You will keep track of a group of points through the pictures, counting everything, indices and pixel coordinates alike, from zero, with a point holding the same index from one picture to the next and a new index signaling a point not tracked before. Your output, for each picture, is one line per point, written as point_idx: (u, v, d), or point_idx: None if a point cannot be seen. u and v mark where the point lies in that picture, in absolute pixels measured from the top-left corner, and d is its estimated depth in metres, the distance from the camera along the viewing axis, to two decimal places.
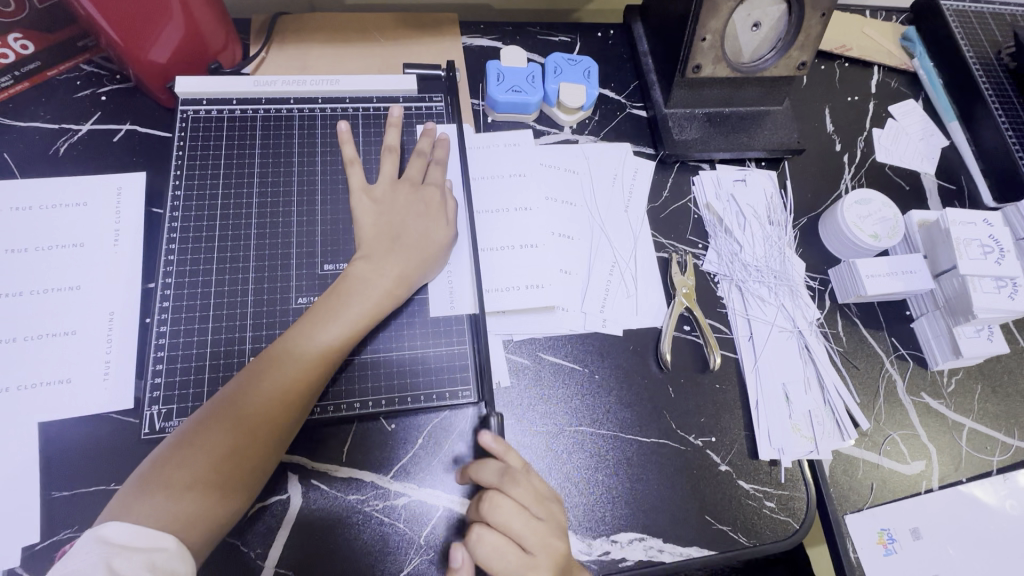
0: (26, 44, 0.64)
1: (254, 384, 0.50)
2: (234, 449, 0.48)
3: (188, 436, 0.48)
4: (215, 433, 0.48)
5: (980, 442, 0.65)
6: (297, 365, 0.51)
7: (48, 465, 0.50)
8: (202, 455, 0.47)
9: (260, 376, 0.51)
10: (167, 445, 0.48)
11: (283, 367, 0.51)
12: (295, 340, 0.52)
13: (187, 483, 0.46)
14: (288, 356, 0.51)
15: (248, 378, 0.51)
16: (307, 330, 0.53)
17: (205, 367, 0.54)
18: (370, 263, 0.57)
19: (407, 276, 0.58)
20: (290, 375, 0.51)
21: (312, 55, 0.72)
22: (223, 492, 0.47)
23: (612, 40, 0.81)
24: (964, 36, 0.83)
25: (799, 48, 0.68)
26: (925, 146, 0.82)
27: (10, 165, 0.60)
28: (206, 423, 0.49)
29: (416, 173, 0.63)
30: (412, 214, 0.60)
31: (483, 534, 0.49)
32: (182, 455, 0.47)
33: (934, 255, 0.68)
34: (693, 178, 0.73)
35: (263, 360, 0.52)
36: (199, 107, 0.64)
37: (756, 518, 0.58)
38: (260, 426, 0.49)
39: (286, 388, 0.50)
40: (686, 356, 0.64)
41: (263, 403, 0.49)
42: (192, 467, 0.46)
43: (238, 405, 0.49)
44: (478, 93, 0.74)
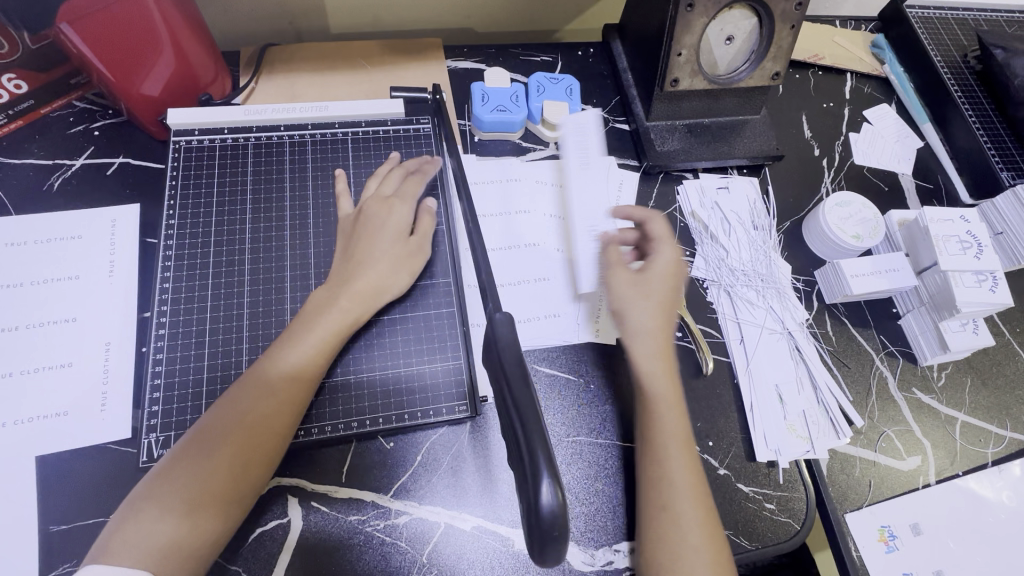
0: (20, 83, 0.64)
1: (225, 411, 0.50)
2: (207, 478, 0.47)
3: (172, 467, 0.48)
4: (188, 464, 0.48)
5: (974, 434, 0.66)
6: (266, 387, 0.51)
7: (45, 499, 0.50)
8: (174, 488, 0.47)
9: (240, 402, 0.50)
10: (145, 482, 0.48)
11: (252, 392, 0.51)
12: (264, 363, 0.53)
13: (164, 513, 0.46)
14: (257, 381, 0.52)
15: (231, 404, 0.51)
16: (275, 353, 0.53)
17: (203, 392, 0.54)
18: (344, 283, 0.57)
19: (375, 293, 0.58)
20: (271, 399, 0.51)
21: (301, 83, 0.73)
22: (200, 520, 0.46)
23: (592, 58, 0.83)
24: (930, 42, 0.86)
25: (772, 59, 0.70)
26: (900, 147, 0.84)
27: (5, 203, 0.61)
28: (179, 456, 0.48)
29: (387, 188, 0.64)
30: (379, 232, 0.61)
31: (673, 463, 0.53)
32: (167, 486, 0.47)
33: (916, 252, 0.70)
34: (678, 188, 0.75)
35: (233, 388, 0.52)
36: (191, 137, 0.65)
37: (757, 521, 0.59)
38: (229, 452, 0.48)
39: (255, 413, 0.50)
40: (680, 362, 0.65)
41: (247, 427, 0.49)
42: (167, 500, 0.46)
43: (212, 433, 0.49)
44: (464, 114, 0.76)
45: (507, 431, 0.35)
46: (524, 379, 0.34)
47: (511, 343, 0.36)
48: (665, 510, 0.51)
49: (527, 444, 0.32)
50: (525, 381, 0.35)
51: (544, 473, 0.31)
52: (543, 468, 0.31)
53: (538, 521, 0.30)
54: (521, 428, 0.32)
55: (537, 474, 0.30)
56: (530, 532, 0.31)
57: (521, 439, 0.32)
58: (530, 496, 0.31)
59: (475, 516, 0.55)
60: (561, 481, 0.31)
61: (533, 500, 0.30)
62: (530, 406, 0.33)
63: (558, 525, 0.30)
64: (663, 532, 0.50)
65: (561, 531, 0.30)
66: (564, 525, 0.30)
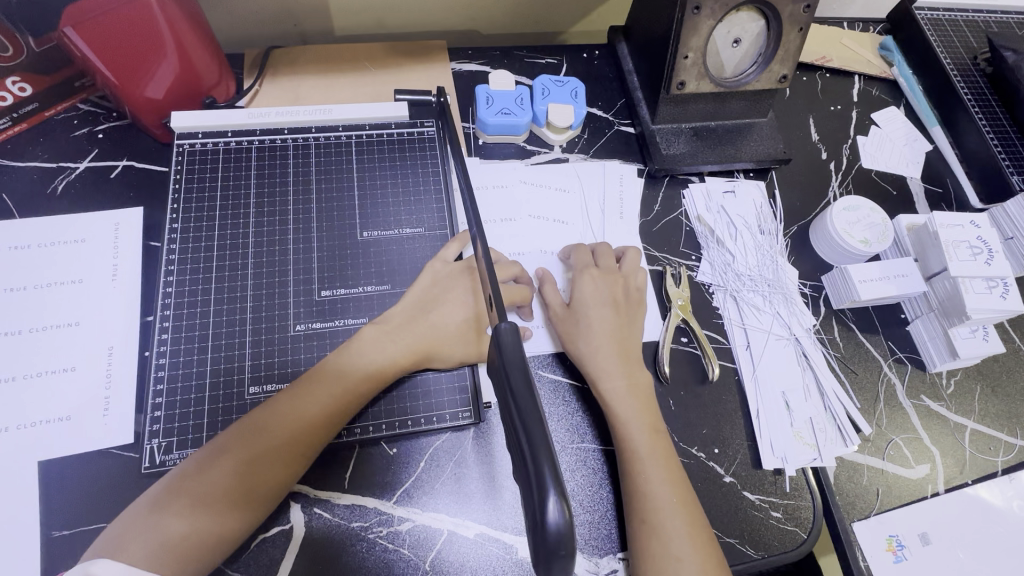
0: (25, 86, 0.64)
1: (274, 411, 0.51)
2: (243, 475, 0.48)
3: (208, 460, 0.49)
4: (227, 459, 0.49)
5: (983, 443, 0.65)
6: (321, 397, 0.52)
7: (48, 505, 0.50)
8: (211, 481, 0.48)
9: (285, 406, 0.51)
10: (182, 469, 0.49)
11: (307, 397, 0.52)
12: (325, 370, 0.54)
13: (196, 505, 0.47)
14: (313, 387, 0.53)
15: (277, 406, 0.51)
16: (337, 360, 0.54)
17: (206, 396, 0.54)
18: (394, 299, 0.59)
19: (434, 318, 0.58)
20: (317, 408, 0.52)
21: (304, 86, 0.73)
22: (226, 516, 0.47)
23: (597, 60, 0.83)
24: (939, 44, 0.85)
25: (779, 61, 0.69)
26: (909, 151, 0.83)
27: (9, 206, 0.61)
28: (221, 449, 0.49)
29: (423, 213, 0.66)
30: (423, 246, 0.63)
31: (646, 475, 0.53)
32: (202, 479, 0.48)
33: (925, 258, 0.69)
34: (683, 192, 0.74)
35: (286, 391, 0.53)
36: (195, 140, 0.65)
37: (763, 529, 0.58)
38: (274, 453, 0.49)
39: (304, 419, 0.51)
40: (686, 368, 0.64)
41: (288, 431, 0.50)
42: (201, 491, 0.47)
43: (257, 431, 0.50)
44: (468, 116, 0.75)
45: (512, 442, 0.34)
46: (528, 387, 0.34)
47: (516, 353, 0.36)
48: (645, 523, 0.51)
49: (532, 458, 0.31)
50: (529, 389, 0.34)
51: (550, 488, 0.30)
52: (549, 483, 0.30)
53: (543, 538, 0.30)
54: (526, 441, 0.31)
55: (543, 488, 0.29)
56: (535, 548, 0.30)
57: (526, 451, 0.31)
58: (535, 511, 0.30)
59: (478, 523, 0.54)
60: (567, 496, 0.30)
61: (539, 516, 0.30)
62: (535, 417, 0.32)
63: (564, 544, 0.29)
64: (648, 544, 0.50)
65: (567, 549, 0.29)
66: (570, 542, 0.30)
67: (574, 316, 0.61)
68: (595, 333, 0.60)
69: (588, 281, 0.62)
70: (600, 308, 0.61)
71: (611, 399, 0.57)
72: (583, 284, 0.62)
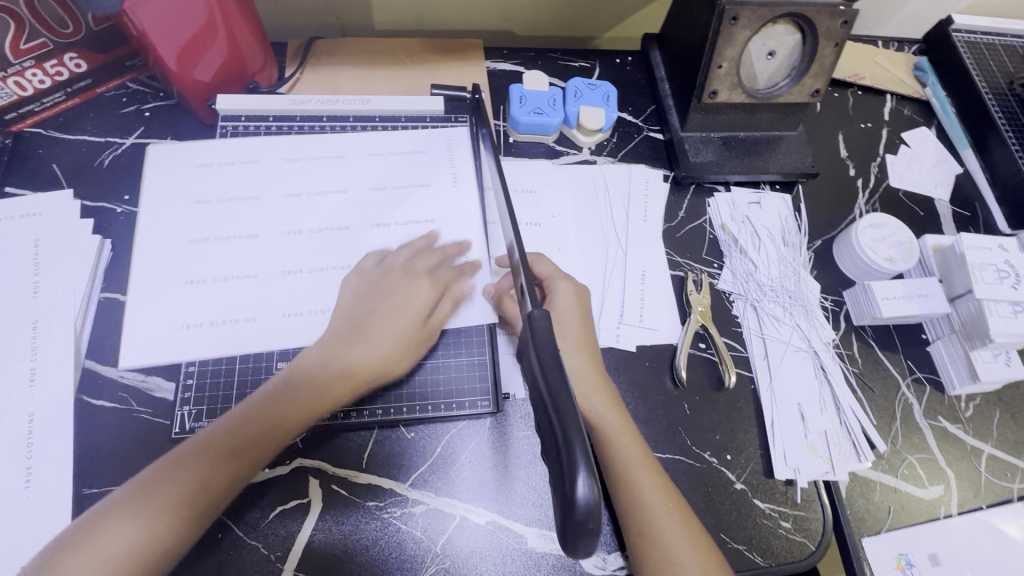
0: (80, 63, 0.65)
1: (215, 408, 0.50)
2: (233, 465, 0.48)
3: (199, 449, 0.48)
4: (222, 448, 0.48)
5: (1000, 468, 0.65)
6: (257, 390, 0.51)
7: (81, 461, 0.52)
8: (152, 491, 0.46)
9: (291, 406, 0.51)
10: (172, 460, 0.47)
11: (312, 399, 0.52)
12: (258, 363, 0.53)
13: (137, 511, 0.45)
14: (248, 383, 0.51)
15: (281, 405, 0.51)
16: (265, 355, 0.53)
17: (217, 350, 0.56)
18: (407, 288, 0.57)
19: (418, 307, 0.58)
20: (317, 406, 0.52)
21: (344, 77, 0.75)
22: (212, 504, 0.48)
23: (630, 66, 0.84)
24: (976, 66, 0.85)
25: (813, 75, 0.70)
26: (939, 172, 0.83)
27: (59, 176, 0.64)
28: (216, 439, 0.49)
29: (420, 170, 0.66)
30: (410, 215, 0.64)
31: (642, 482, 0.53)
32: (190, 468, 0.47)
33: (950, 279, 0.69)
34: (708, 200, 0.75)
35: (290, 391, 0.52)
36: (237, 123, 0.67)
37: (771, 538, 0.58)
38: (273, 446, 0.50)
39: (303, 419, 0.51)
40: (702, 374, 0.65)
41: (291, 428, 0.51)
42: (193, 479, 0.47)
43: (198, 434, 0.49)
44: (500, 114, 0.77)
45: (542, 423, 0.35)
46: (560, 372, 0.35)
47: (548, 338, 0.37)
48: (643, 534, 0.51)
49: (563, 435, 0.32)
50: (561, 373, 0.35)
51: (581, 467, 0.31)
52: (579, 460, 0.31)
53: (571, 515, 0.31)
54: (558, 420, 0.33)
55: (575, 465, 0.30)
56: (563, 526, 0.31)
57: (557, 430, 0.32)
58: (564, 486, 0.31)
59: (489, 511, 0.55)
60: (597, 475, 0.31)
61: (568, 490, 0.31)
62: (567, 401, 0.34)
63: (591, 519, 0.30)
64: (647, 554, 0.51)
65: (594, 524, 0.30)
66: (598, 520, 0.30)
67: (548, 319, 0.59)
68: (568, 347, 0.58)
69: (572, 293, 0.61)
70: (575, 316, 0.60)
71: (592, 414, 0.56)
72: (565, 294, 0.61)
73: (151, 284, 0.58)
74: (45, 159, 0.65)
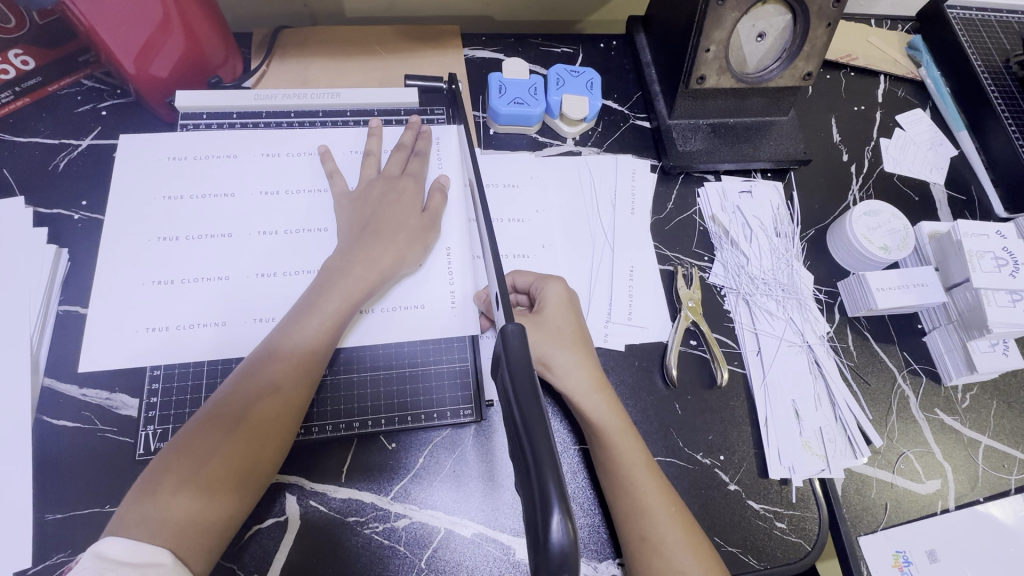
0: (27, 60, 0.63)
1: (234, 386, 0.49)
2: (220, 457, 0.46)
3: (185, 447, 0.46)
4: (204, 440, 0.46)
5: (997, 459, 0.64)
6: (270, 372, 0.50)
7: (41, 486, 0.49)
8: (182, 472, 0.45)
9: (256, 384, 0.49)
10: (161, 464, 0.46)
11: (279, 374, 0.50)
12: (273, 344, 0.52)
13: (178, 489, 0.44)
14: (264, 363, 0.50)
15: (248, 386, 0.49)
16: (277, 338, 0.52)
17: (197, 355, 0.54)
18: (361, 258, 0.56)
19: (377, 272, 0.56)
20: (285, 379, 0.50)
21: (313, 68, 0.71)
22: (213, 502, 0.45)
23: (614, 51, 0.80)
24: (971, 45, 0.82)
25: (804, 58, 0.67)
26: (933, 156, 0.81)
27: (10, 182, 0.60)
28: (196, 432, 0.47)
29: (395, 168, 0.63)
30: (396, 208, 0.60)
31: (647, 490, 0.51)
32: (178, 466, 0.45)
33: (946, 267, 0.67)
34: (698, 190, 0.72)
35: (255, 370, 0.50)
36: (199, 121, 0.64)
37: (766, 540, 0.57)
38: (257, 431, 0.47)
39: (275, 396, 0.49)
40: (694, 372, 0.62)
41: (264, 408, 0.48)
42: (185, 476, 0.45)
43: (219, 415, 0.48)
44: (479, 105, 0.73)
45: (514, 448, 0.33)
46: (534, 399, 0.33)
47: (524, 356, 0.35)
48: (647, 541, 0.49)
49: (536, 469, 0.30)
50: (535, 399, 0.33)
51: (554, 503, 0.29)
52: (553, 499, 0.29)
53: (544, 559, 0.28)
54: (531, 453, 0.30)
55: (548, 503, 0.28)
56: (536, 566, 0.29)
57: (530, 461, 0.30)
58: (538, 527, 0.29)
59: (476, 523, 0.53)
60: (572, 513, 0.29)
61: (542, 531, 0.29)
62: (541, 429, 0.31)
63: (568, 564, 0.28)
64: (649, 563, 0.49)
65: (570, 569, 0.28)
66: (574, 561, 0.28)
67: (541, 320, 0.56)
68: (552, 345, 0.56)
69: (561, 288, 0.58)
70: (569, 315, 0.58)
71: (587, 412, 0.54)
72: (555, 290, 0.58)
73: (115, 295, 0.55)
74: None
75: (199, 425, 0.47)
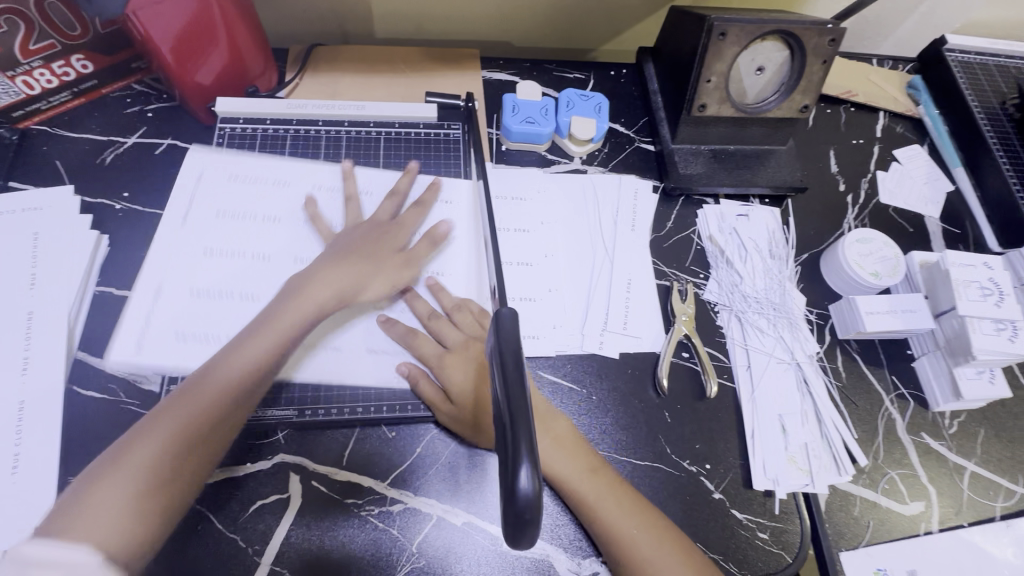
0: (87, 64, 0.67)
1: (198, 385, 0.54)
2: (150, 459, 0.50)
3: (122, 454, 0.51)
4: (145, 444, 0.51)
5: (983, 486, 0.65)
6: (210, 382, 0.55)
7: (67, 449, 0.53)
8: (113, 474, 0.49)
9: (199, 393, 0.54)
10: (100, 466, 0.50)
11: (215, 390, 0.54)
12: (224, 365, 0.56)
13: (102, 491, 0.48)
14: (209, 376, 0.55)
15: (191, 398, 0.53)
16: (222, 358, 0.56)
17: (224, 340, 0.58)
18: (320, 282, 0.61)
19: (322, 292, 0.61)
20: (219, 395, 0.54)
21: (342, 82, 0.77)
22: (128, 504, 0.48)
23: (624, 78, 0.85)
24: (968, 86, 0.85)
25: (801, 91, 0.71)
26: (929, 189, 0.84)
27: (61, 173, 0.66)
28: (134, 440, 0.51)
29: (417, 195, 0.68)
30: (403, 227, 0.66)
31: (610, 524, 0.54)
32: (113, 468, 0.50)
33: (935, 295, 0.69)
34: (697, 211, 0.75)
35: (198, 386, 0.54)
36: (235, 124, 0.70)
37: (748, 548, 0.58)
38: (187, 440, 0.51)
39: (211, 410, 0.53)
40: (685, 383, 0.65)
41: (202, 415, 0.53)
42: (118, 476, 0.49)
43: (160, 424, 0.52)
44: (494, 123, 0.78)
45: (498, 425, 0.38)
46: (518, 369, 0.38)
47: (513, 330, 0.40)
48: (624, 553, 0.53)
49: (512, 428, 0.35)
50: (520, 377, 0.38)
51: (524, 459, 0.34)
52: (524, 454, 0.34)
53: (512, 505, 0.33)
54: (508, 414, 0.36)
55: (519, 458, 0.34)
56: (504, 512, 0.34)
57: (506, 423, 0.35)
58: (508, 479, 0.34)
59: (467, 512, 0.56)
60: (538, 468, 0.34)
61: (512, 482, 0.33)
62: (519, 393, 0.37)
63: (529, 508, 0.33)
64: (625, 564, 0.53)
65: (532, 514, 0.33)
66: (536, 509, 0.34)
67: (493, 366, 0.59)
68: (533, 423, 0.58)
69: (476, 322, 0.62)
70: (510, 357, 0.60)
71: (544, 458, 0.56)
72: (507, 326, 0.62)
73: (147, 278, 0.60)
74: (48, 155, 0.67)
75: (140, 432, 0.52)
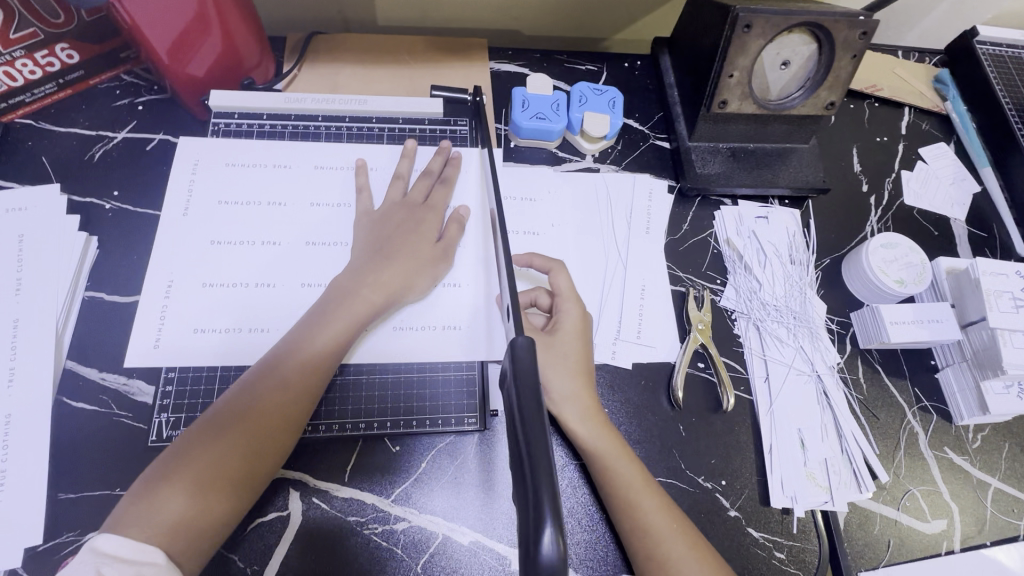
0: (72, 53, 0.63)
1: (265, 373, 0.51)
2: (227, 457, 0.47)
3: (184, 448, 0.47)
4: (220, 441, 0.47)
5: (1007, 504, 0.62)
6: (278, 375, 0.51)
7: (58, 464, 0.51)
8: (187, 469, 0.46)
9: (272, 389, 0.50)
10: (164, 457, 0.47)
11: (282, 387, 0.50)
12: (277, 359, 0.52)
13: (174, 491, 0.45)
14: (271, 368, 0.51)
15: (260, 394, 0.50)
16: (283, 350, 0.53)
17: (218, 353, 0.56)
18: (369, 273, 0.57)
19: (376, 284, 0.57)
20: (280, 394, 0.50)
21: (343, 74, 0.73)
22: (186, 503, 0.45)
23: (638, 71, 0.81)
24: (1000, 81, 0.81)
25: (827, 88, 0.67)
26: (955, 191, 0.80)
27: (48, 170, 0.63)
28: (197, 435, 0.48)
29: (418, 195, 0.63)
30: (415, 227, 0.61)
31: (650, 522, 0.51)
32: (177, 463, 0.46)
33: (963, 304, 0.66)
34: (714, 213, 0.72)
35: (264, 381, 0.51)
36: (231, 120, 0.66)
37: (764, 568, 0.56)
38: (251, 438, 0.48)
39: (274, 407, 0.50)
40: (700, 395, 0.62)
41: (269, 413, 0.49)
42: (188, 473, 0.46)
43: (217, 420, 0.49)
44: (502, 118, 0.75)
45: (514, 465, 0.34)
46: (536, 404, 0.34)
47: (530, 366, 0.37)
48: (652, 559, 0.50)
49: (532, 476, 0.31)
50: (539, 414, 0.34)
51: (547, 517, 0.30)
52: (547, 512, 0.30)
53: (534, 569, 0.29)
54: (528, 459, 0.32)
55: (541, 515, 0.30)
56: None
57: (526, 468, 0.32)
58: (529, 539, 0.30)
59: (474, 531, 0.54)
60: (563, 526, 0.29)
61: (532, 543, 0.29)
62: (538, 438, 0.33)
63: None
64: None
65: None
66: None
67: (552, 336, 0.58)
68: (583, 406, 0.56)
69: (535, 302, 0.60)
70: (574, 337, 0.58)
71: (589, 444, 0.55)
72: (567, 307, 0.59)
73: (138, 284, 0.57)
74: (35, 151, 0.64)
75: (206, 422, 0.49)
